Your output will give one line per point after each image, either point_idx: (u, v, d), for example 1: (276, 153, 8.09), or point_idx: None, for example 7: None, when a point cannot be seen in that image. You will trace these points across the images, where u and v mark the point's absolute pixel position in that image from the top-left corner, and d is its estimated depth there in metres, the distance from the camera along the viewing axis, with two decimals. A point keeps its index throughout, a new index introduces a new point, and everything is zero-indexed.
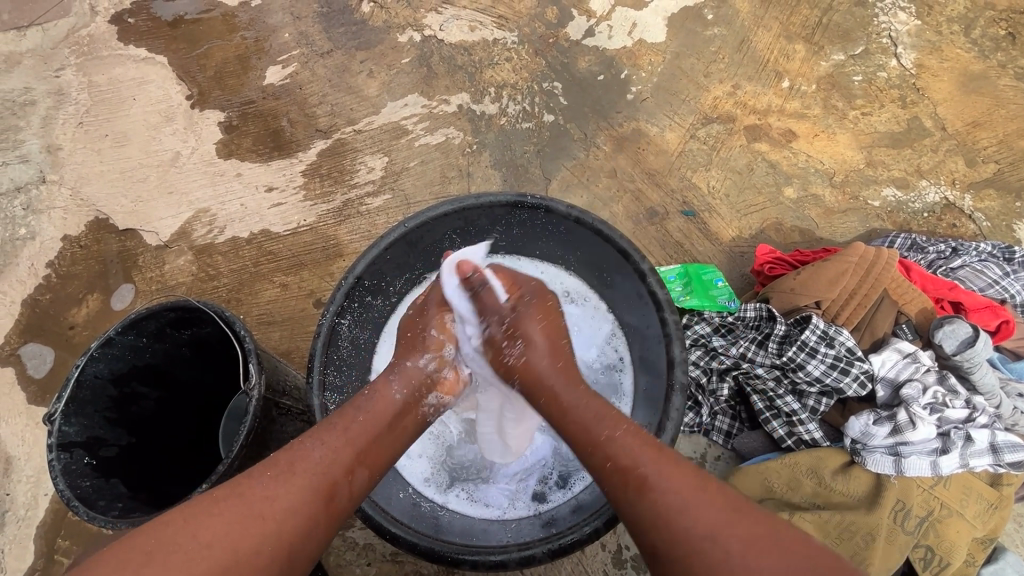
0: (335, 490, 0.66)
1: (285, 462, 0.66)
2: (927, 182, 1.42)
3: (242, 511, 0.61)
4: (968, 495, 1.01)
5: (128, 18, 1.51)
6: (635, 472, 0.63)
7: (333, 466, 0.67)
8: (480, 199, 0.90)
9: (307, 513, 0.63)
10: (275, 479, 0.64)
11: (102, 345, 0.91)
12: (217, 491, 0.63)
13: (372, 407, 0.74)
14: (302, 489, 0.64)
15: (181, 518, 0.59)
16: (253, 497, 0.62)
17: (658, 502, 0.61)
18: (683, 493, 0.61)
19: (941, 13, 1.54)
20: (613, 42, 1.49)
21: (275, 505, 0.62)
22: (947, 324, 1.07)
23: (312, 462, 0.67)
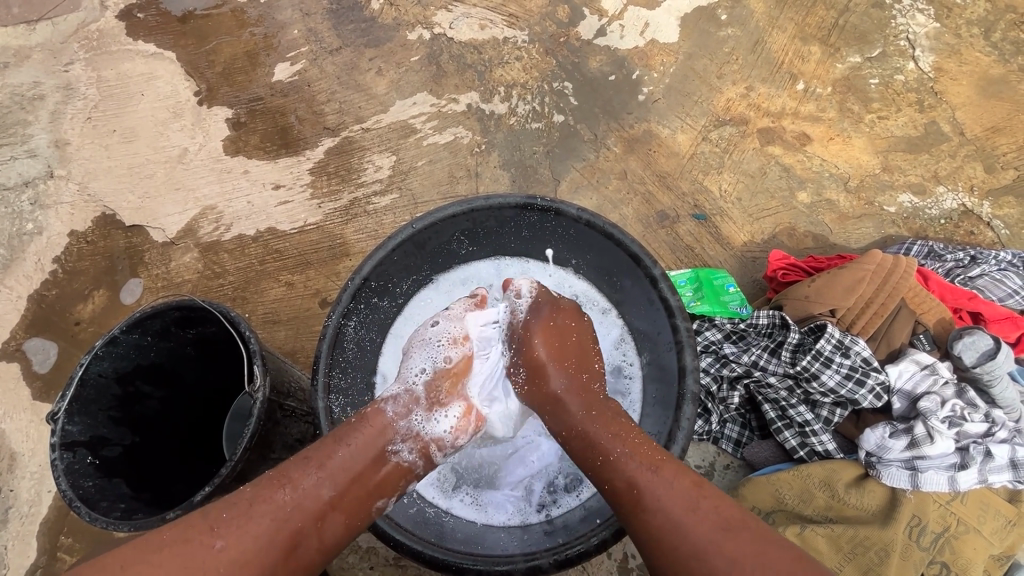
0: (298, 539, 0.66)
1: (246, 504, 0.66)
2: (944, 188, 1.39)
3: (187, 558, 0.61)
4: (986, 512, 0.99)
5: (137, 13, 1.50)
6: (633, 486, 0.67)
7: (298, 512, 0.67)
8: (489, 200, 0.89)
9: (261, 563, 0.64)
10: (230, 526, 0.64)
11: (107, 344, 0.91)
12: (167, 533, 0.63)
13: (355, 439, 0.73)
14: (258, 535, 0.64)
15: (124, 564, 0.60)
16: (200, 546, 0.62)
17: (664, 511, 0.65)
18: (690, 505, 0.65)
19: (961, 15, 1.51)
20: (625, 42, 1.47)
21: (224, 555, 0.62)
22: (967, 336, 1.05)
23: (276, 505, 0.67)
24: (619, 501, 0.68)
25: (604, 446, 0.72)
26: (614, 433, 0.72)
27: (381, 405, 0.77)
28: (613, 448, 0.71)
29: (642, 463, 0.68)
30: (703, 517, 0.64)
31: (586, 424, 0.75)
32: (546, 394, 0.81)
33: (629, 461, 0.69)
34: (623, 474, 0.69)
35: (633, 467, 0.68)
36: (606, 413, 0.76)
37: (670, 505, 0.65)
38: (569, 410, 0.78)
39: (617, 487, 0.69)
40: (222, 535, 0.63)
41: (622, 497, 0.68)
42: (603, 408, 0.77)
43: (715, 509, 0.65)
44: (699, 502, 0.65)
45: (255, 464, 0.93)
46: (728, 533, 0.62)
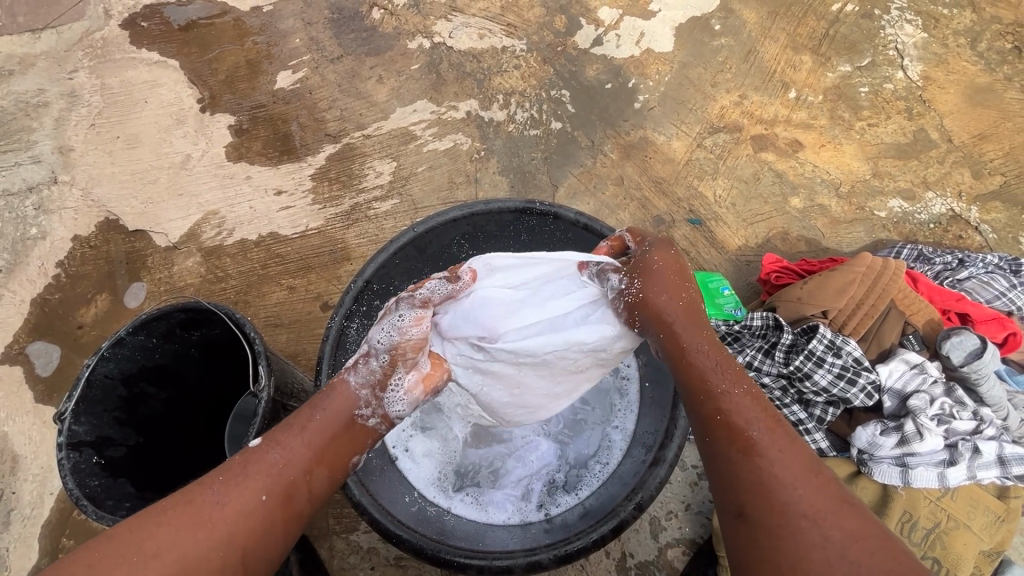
0: (292, 490, 0.64)
1: (240, 465, 0.64)
2: (933, 194, 1.42)
3: (191, 517, 0.59)
4: (975, 508, 1.02)
5: (141, 22, 1.52)
6: (745, 434, 0.62)
7: (290, 467, 0.65)
8: (488, 205, 0.92)
9: (261, 515, 0.61)
10: (225, 485, 0.62)
11: (113, 345, 0.92)
12: (166, 499, 0.61)
13: (331, 402, 0.70)
14: (255, 489, 0.62)
15: (126, 531, 0.58)
16: (202, 504, 0.60)
17: (773, 470, 0.59)
18: (797, 471, 0.59)
19: (947, 26, 1.55)
20: (621, 51, 1.50)
21: (227, 509, 0.60)
22: (955, 336, 1.07)
23: (268, 463, 0.64)
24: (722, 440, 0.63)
25: (719, 396, 0.65)
26: (722, 370, 0.68)
27: (345, 374, 0.73)
28: (718, 383, 0.66)
29: (759, 428, 0.62)
30: (807, 493, 0.57)
31: (700, 356, 0.69)
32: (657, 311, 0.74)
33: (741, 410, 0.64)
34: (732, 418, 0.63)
35: (750, 420, 0.63)
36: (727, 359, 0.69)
37: (778, 466, 0.59)
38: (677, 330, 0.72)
39: (719, 434, 0.63)
40: (220, 492, 0.61)
41: (725, 445, 0.63)
42: (722, 354, 0.69)
43: (821, 488, 0.58)
44: (809, 476, 0.59)
45: None
46: (829, 514, 0.56)
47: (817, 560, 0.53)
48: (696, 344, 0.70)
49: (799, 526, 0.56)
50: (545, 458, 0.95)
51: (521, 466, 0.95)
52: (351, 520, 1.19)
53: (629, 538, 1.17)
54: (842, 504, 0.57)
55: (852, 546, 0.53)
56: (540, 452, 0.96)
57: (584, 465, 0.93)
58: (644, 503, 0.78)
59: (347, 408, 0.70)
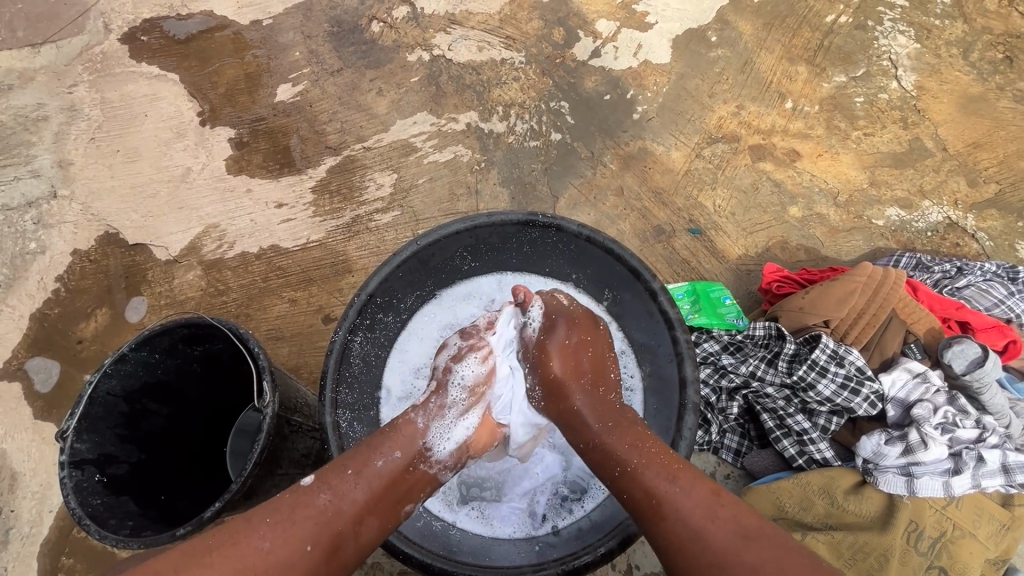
0: (340, 540, 0.68)
1: (288, 510, 0.68)
2: (930, 202, 1.44)
3: (237, 562, 0.62)
4: (980, 516, 1.02)
5: (141, 36, 1.53)
6: (652, 496, 0.69)
7: (339, 515, 0.69)
8: (492, 217, 0.91)
9: (306, 564, 0.65)
10: (274, 529, 0.66)
11: (115, 362, 0.92)
12: (212, 538, 0.65)
13: (392, 448, 0.75)
14: (302, 537, 0.66)
15: (173, 571, 0.61)
16: (248, 548, 0.64)
17: (683, 517, 0.67)
18: (709, 507, 0.67)
19: (940, 36, 1.57)
20: (619, 62, 1.52)
21: (271, 557, 0.64)
22: (955, 345, 1.08)
23: (316, 509, 0.68)
24: (637, 509, 0.70)
25: (623, 456, 0.73)
26: (621, 438, 0.75)
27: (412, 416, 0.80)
28: (625, 454, 0.73)
29: (657, 474, 0.70)
30: (720, 522, 0.66)
31: (603, 435, 0.77)
32: (569, 411, 0.82)
33: (646, 470, 0.71)
34: (641, 485, 0.70)
35: (651, 476, 0.70)
36: (623, 423, 0.77)
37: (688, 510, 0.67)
38: (571, 395, 0.82)
39: (635, 498, 0.70)
40: (266, 539, 0.65)
41: (642, 506, 0.70)
42: (619, 419, 0.78)
43: (735, 513, 0.67)
44: (718, 508, 0.67)
45: (263, 480, 0.94)
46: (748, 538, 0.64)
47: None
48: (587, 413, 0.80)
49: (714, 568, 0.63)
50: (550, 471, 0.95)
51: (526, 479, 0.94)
52: None
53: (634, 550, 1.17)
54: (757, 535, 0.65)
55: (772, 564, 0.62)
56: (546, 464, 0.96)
57: (590, 477, 0.93)
58: None
59: (408, 455, 0.76)
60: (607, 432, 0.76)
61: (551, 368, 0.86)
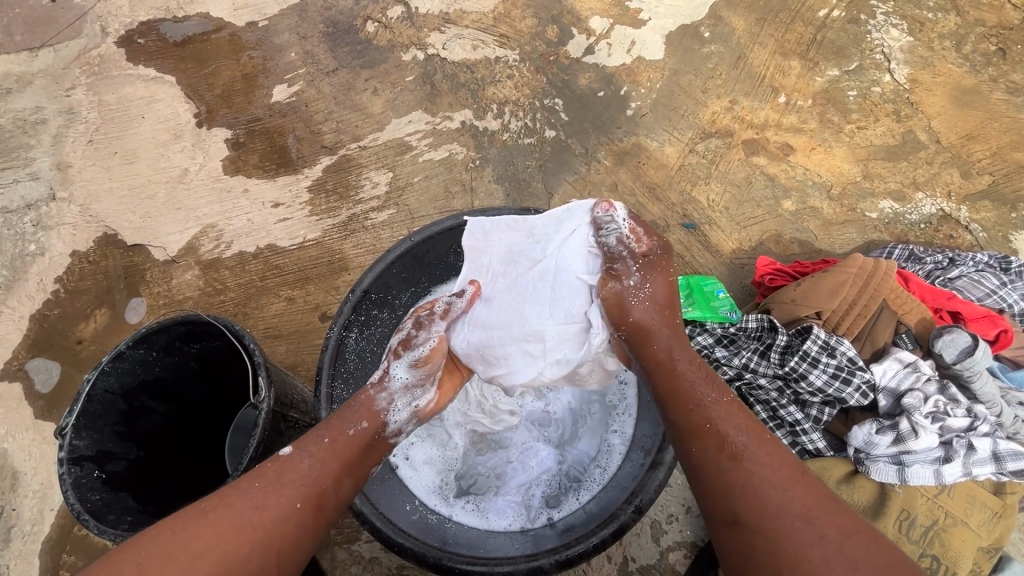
0: (324, 497, 0.70)
1: (275, 473, 0.69)
2: (923, 194, 1.44)
3: (231, 520, 0.64)
4: (972, 504, 1.02)
5: (138, 39, 1.54)
6: (734, 443, 0.72)
7: (322, 475, 0.71)
8: (484, 213, 0.92)
9: (296, 520, 0.67)
10: (263, 490, 0.67)
11: (113, 359, 0.93)
12: (204, 503, 0.66)
13: (359, 418, 0.77)
14: (291, 497, 0.68)
15: (172, 531, 0.63)
16: (240, 509, 0.66)
17: (754, 473, 0.70)
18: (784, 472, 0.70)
19: (933, 29, 1.57)
20: (612, 59, 1.52)
21: (263, 515, 0.66)
22: (946, 334, 1.09)
23: (301, 472, 0.70)
24: (713, 444, 0.73)
25: (701, 402, 0.76)
26: (709, 386, 0.78)
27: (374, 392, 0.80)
28: (705, 396, 0.76)
29: (745, 426, 0.74)
30: (790, 491, 0.68)
31: (688, 372, 0.79)
32: (643, 334, 0.83)
33: (735, 418, 0.74)
34: (727, 427, 0.73)
35: (733, 428, 0.73)
36: (706, 371, 0.80)
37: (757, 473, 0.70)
38: (652, 338, 0.82)
39: (720, 432, 0.73)
40: (256, 499, 0.67)
41: (708, 443, 0.73)
42: (699, 366, 0.80)
43: (798, 487, 0.68)
44: (788, 478, 0.69)
45: None
46: (817, 513, 0.66)
47: (814, 557, 0.63)
48: (685, 360, 0.81)
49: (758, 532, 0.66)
50: (545, 464, 0.97)
51: (522, 472, 0.96)
52: (352, 529, 1.18)
53: (630, 542, 1.18)
54: (826, 504, 0.67)
55: (842, 539, 0.64)
56: (540, 458, 0.97)
57: (584, 470, 0.93)
58: (642, 504, 0.79)
59: (374, 424, 0.78)
60: (695, 371, 0.79)
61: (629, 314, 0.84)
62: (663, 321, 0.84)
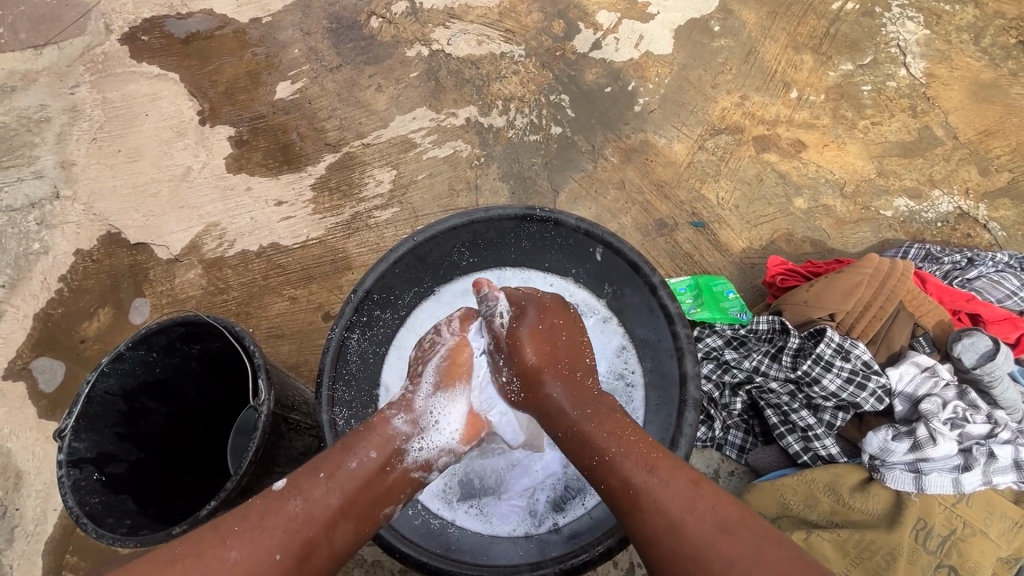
0: (311, 548, 0.65)
1: (258, 516, 0.65)
2: (940, 192, 1.40)
3: (197, 574, 0.60)
4: (992, 514, 0.98)
5: (141, 36, 1.53)
6: (629, 486, 0.66)
7: (310, 522, 0.66)
8: (489, 212, 0.90)
9: (275, 574, 0.62)
10: (243, 540, 0.63)
11: (113, 361, 0.91)
12: (177, 549, 0.62)
13: (366, 448, 0.72)
14: (271, 546, 0.63)
15: None
16: (216, 559, 0.61)
17: (660, 509, 0.63)
18: (687, 501, 0.63)
19: (950, 21, 1.53)
20: (620, 54, 1.50)
21: (238, 568, 0.61)
22: (966, 337, 1.05)
23: (287, 517, 0.66)
24: (614, 497, 0.67)
25: (600, 445, 0.70)
26: (604, 428, 0.72)
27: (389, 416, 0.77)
28: (601, 445, 0.70)
29: (637, 464, 0.67)
30: (700, 513, 0.62)
31: (583, 423, 0.73)
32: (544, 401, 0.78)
33: (625, 460, 0.68)
34: (620, 474, 0.67)
35: (631, 467, 0.67)
36: (602, 411, 0.74)
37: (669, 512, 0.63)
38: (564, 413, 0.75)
39: (612, 486, 0.67)
40: (235, 547, 0.63)
41: (618, 497, 0.67)
42: (597, 406, 0.75)
43: (713, 505, 0.63)
44: (696, 500, 0.63)
45: (260, 478, 0.93)
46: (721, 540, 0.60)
47: None
48: (580, 414, 0.74)
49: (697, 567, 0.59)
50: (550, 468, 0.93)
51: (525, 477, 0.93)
52: None
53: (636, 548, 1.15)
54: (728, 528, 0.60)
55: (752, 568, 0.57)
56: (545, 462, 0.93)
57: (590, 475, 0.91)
58: None
59: (383, 455, 0.73)
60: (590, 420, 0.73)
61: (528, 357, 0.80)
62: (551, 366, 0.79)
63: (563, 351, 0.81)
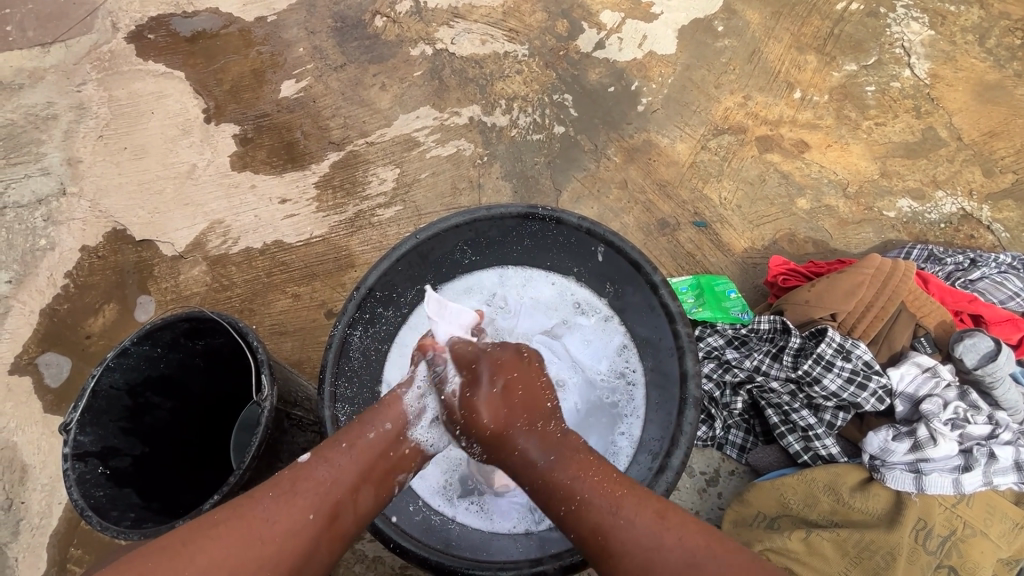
0: (340, 509, 0.68)
1: (289, 481, 0.67)
2: (943, 193, 1.40)
3: (240, 532, 0.62)
4: (992, 514, 0.98)
5: (148, 34, 1.54)
6: (597, 536, 0.65)
7: (339, 485, 0.68)
8: (491, 210, 0.90)
9: (309, 533, 0.65)
10: (276, 502, 0.65)
11: (118, 355, 0.92)
12: (214, 514, 0.64)
13: (381, 420, 0.74)
14: (304, 506, 0.65)
15: (180, 543, 0.61)
16: (253, 520, 0.63)
17: (630, 550, 0.63)
18: (656, 537, 0.64)
19: (955, 22, 1.53)
20: (623, 54, 1.50)
21: (277, 527, 0.63)
22: (967, 337, 1.05)
23: (317, 480, 0.68)
24: (587, 545, 0.66)
25: (566, 490, 0.68)
26: (564, 473, 0.69)
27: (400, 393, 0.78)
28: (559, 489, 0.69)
29: (603, 502, 0.66)
30: (672, 549, 0.62)
31: (547, 470, 0.70)
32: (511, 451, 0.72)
33: (592, 503, 0.66)
34: (588, 519, 0.66)
35: (598, 510, 0.66)
36: (565, 453, 0.71)
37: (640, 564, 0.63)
38: (528, 459, 0.71)
39: (583, 534, 0.66)
40: (270, 509, 0.64)
41: (591, 544, 0.66)
42: (561, 449, 0.72)
43: (682, 536, 0.63)
44: (666, 536, 0.63)
45: (262, 473, 0.94)
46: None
47: None
48: (539, 461, 0.71)
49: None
50: None
51: None
52: None
53: None
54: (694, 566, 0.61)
55: None
56: None
57: None
58: None
59: (397, 426, 0.75)
60: (552, 471, 0.70)
61: (483, 424, 0.74)
62: (512, 421, 0.74)
63: (523, 408, 0.75)
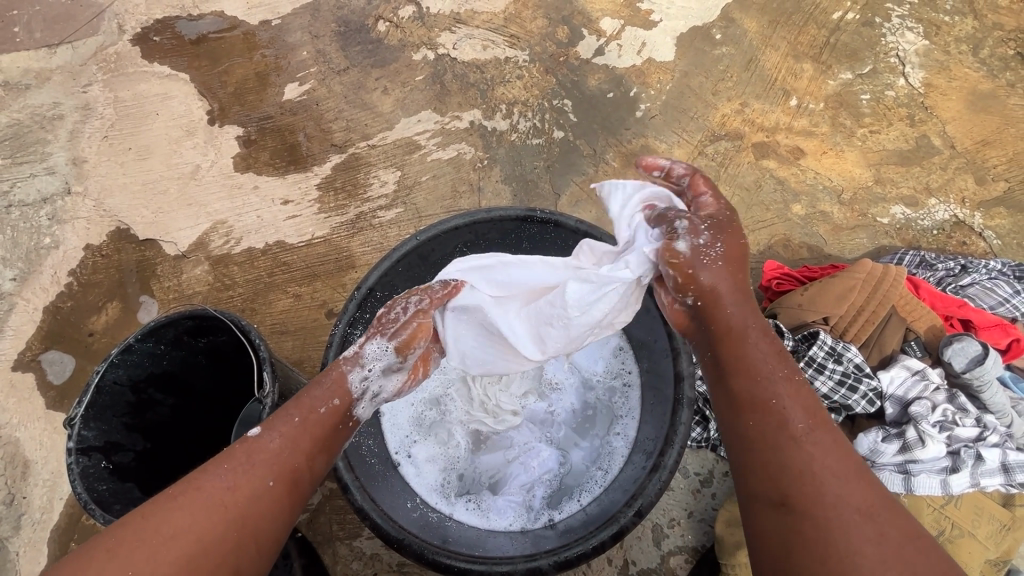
0: (298, 474, 0.69)
1: (243, 454, 0.67)
2: (936, 200, 1.42)
3: (201, 500, 0.63)
4: (979, 516, 1.00)
5: (153, 37, 1.56)
6: (795, 425, 0.65)
7: (295, 453, 0.69)
8: (490, 213, 0.92)
9: (269, 498, 0.66)
10: (231, 472, 0.65)
11: (122, 352, 0.94)
12: (170, 489, 0.64)
13: (330, 396, 0.75)
14: (264, 474, 0.66)
15: (138, 516, 0.61)
16: (210, 489, 0.64)
17: (824, 460, 0.63)
18: (844, 465, 0.63)
19: (949, 32, 1.55)
20: (623, 60, 1.52)
21: (236, 493, 0.64)
22: (956, 342, 1.07)
23: (271, 452, 0.68)
24: (776, 422, 0.65)
25: (773, 372, 0.68)
26: (773, 360, 0.69)
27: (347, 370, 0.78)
28: (769, 373, 0.68)
29: (805, 408, 0.66)
30: (863, 485, 0.62)
31: (755, 339, 0.71)
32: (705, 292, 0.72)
33: (794, 398, 0.67)
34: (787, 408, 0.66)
35: (799, 409, 0.66)
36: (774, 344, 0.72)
37: (830, 487, 0.61)
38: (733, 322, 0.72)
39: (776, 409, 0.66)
40: (227, 477, 0.65)
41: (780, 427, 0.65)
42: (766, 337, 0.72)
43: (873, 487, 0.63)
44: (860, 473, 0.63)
45: None
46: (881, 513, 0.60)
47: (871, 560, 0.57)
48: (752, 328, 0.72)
49: (822, 520, 0.59)
50: (546, 465, 0.96)
51: (523, 473, 0.95)
52: (354, 525, 1.19)
53: (630, 545, 1.16)
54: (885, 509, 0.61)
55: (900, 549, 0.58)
56: (542, 459, 0.96)
57: (584, 472, 0.94)
58: (641, 509, 0.79)
59: (345, 402, 0.76)
60: (762, 346, 0.70)
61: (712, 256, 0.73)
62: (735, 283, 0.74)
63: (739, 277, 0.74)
